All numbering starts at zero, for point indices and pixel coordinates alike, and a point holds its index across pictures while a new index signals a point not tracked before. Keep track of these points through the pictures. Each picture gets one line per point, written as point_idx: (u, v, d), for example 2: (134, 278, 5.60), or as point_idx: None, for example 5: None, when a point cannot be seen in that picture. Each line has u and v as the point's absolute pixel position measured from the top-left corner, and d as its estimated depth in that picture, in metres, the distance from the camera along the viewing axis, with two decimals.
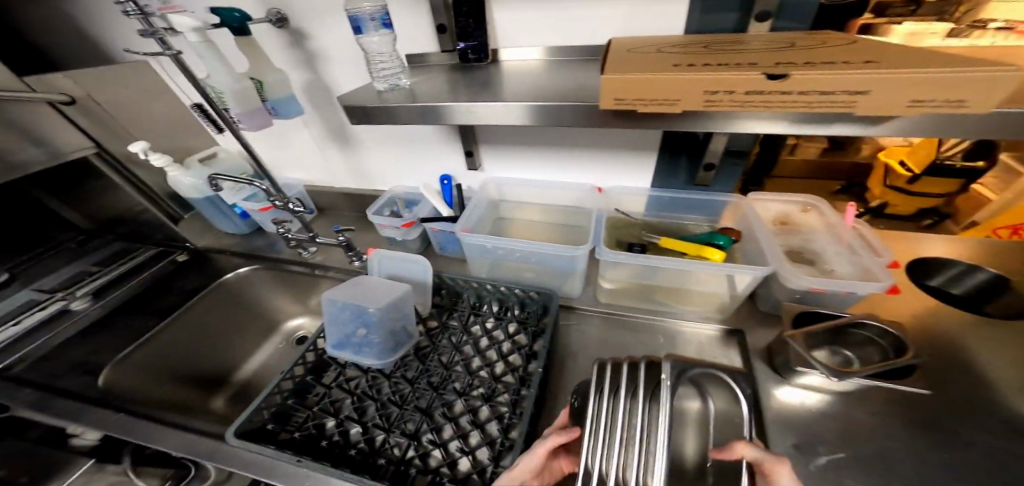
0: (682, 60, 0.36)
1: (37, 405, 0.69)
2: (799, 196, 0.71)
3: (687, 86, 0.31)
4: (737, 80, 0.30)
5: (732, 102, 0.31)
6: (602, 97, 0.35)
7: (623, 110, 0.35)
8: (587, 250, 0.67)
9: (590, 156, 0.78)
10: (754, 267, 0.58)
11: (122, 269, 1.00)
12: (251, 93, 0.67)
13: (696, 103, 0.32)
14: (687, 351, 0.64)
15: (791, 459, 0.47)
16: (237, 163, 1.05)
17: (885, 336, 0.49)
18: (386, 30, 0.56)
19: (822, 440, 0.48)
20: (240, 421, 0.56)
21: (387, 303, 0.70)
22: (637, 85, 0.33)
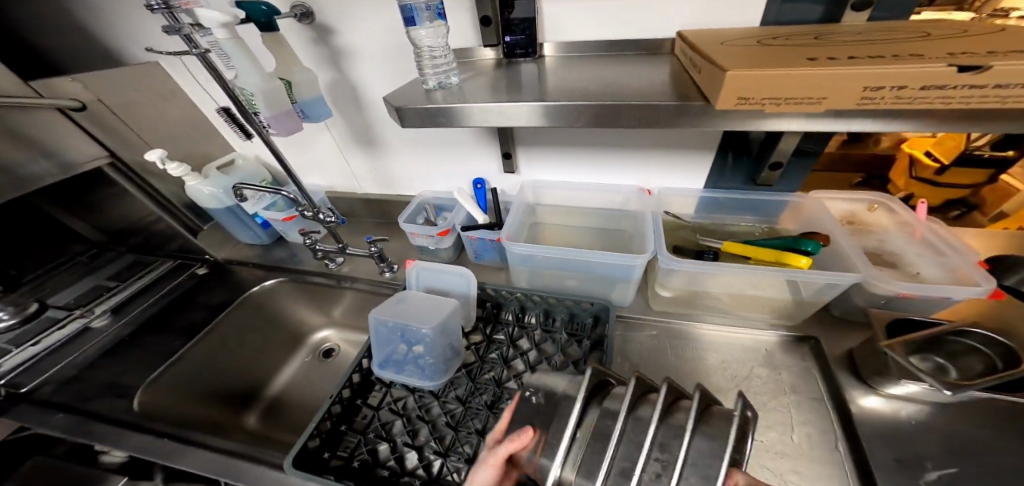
0: (813, 52, 0.32)
1: (73, 430, 0.66)
2: (866, 194, 0.67)
3: (844, 83, 0.27)
4: (915, 73, 0.26)
5: (899, 99, 0.27)
6: (718, 99, 0.31)
7: (744, 110, 0.31)
8: (646, 258, 0.63)
9: (637, 156, 0.74)
10: (842, 275, 0.54)
11: (141, 283, 0.97)
12: (281, 93, 0.58)
13: (846, 102, 0.28)
14: (755, 361, 0.61)
15: (898, 478, 0.44)
16: (255, 170, 0.99)
17: (992, 345, 0.46)
18: (440, 21, 0.53)
19: (928, 455, 0.46)
20: (295, 449, 0.53)
21: (438, 321, 0.66)
22: (774, 81, 0.28)
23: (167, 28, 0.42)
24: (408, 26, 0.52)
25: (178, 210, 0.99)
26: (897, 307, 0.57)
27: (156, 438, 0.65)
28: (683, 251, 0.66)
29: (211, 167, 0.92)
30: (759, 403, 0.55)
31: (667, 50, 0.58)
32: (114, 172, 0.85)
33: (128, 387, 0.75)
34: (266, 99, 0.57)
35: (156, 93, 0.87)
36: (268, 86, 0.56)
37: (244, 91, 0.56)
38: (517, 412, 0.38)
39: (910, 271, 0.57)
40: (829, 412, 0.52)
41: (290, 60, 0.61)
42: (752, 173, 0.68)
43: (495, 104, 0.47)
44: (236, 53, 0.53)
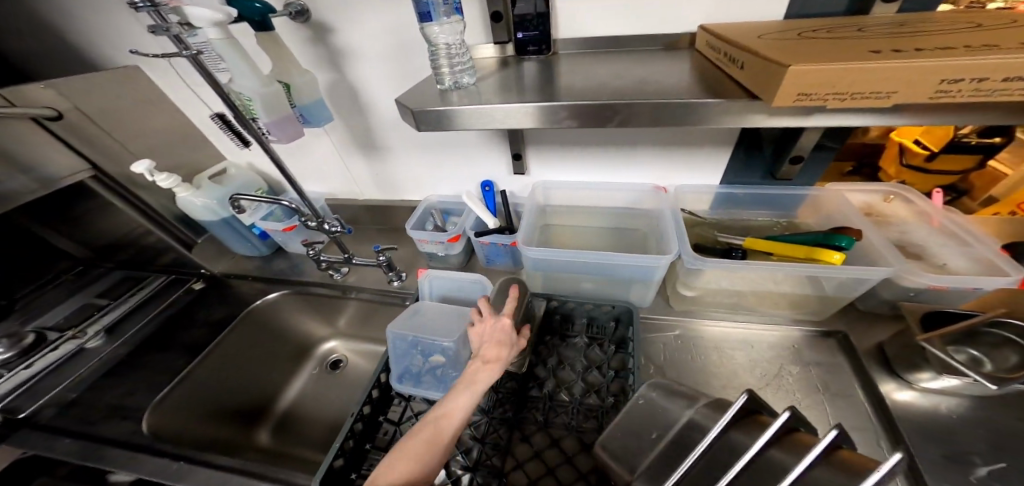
0: (871, 44, 0.30)
1: (89, 456, 0.64)
2: (882, 184, 0.67)
3: (917, 76, 0.26)
4: (998, 64, 0.25)
5: (977, 92, 0.26)
6: (773, 96, 0.29)
7: (802, 106, 0.30)
8: (670, 259, 0.61)
9: (650, 153, 0.73)
10: (876, 270, 0.53)
11: (135, 300, 0.93)
12: (281, 97, 0.52)
13: (917, 97, 0.27)
14: (785, 359, 0.61)
15: (945, 473, 0.46)
16: (250, 178, 0.94)
17: None
18: (457, 16, 0.50)
19: (975, 451, 0.47)
20: (322, 469, 0.51)
21: (460, 334, 0.64)
22: (840, 75, 0.27)
23: (152, 29, 0.36)
24: (423, 22, 0.48)
25: (168, 222, 0.94)
26: (923, 299, 0.57)
27: (171, 462, 0.63)
28: (708, 249, 0.64)
29: (203, 176, 0.87)
30: (793, 401, 0.56)
31: (685, 45, 0.57)
32: (97, 184, 0.80)
33: (136, 409, 0.73)
34: (265, 105, 0.51)
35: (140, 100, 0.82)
36: (267, 90, 0.50)
37: (242, 97, 0.50)
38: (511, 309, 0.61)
39: (936, 262, 0.57)
40: (867, 408, 0.54)
41: (289, 62, 0.56)
42: (771, 168, 0.67)
43: (513, 105, 0.44)
44: (231, 54, 0.47)
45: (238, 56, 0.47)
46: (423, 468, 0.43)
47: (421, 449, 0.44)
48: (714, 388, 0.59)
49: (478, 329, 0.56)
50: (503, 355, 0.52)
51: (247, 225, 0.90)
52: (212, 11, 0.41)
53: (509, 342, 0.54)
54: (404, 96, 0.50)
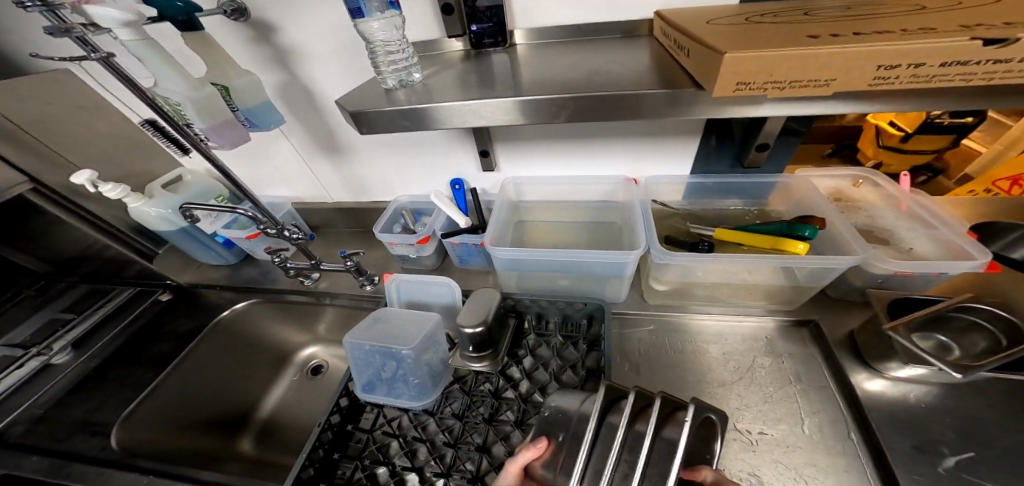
0: (812, 27, 0.29)
1: (56, 475, 0.62)
2: (852, 169, 0.67)
3: (854, 63, 0.25)
4: (934, 49, 0.24)
5: (915, 77, 0.25)
6: (713, 87, 0.28)
7: (744, 95, 0.29)
8: (639, 254, 0.60)
9: (622, 145, 0.71)
10: (839, 259, 0.52)
11: (101, 314, 0.89)
12: (216, 101, 0.51)
13: (856, 84, 0.27)
14: (758, 350, 0.61)
15: (914, 463, 0.46)
16: (208, 185, 0.90)
17: (995, 321, 0.48)
18: (393, 10, 0.47)
19: (943, 441, 0.47)
20: (290, 479, 0.50)
21: (419, 340, 0.60)
22: (777, 63, 0.26)
23: (48, 30, 0.34)
24: (356, 18, 0.44)
25: (125, 234, 0.90)
26: (890, 284, 0.57)
27: (143, 475, 0.62)
28: (677, 242, 0.62)
29: (156, 186, 0.83)
30: (765, 394, 0.56)
31: (644, 32, 0.55)
32: (36, 197, 0.75)
33: (105, 424, 0.70)
34: (196, 109, 0.49)
35: (78, 106, 0.77)
36: (198, 94, 0.48)
37: (169, 101, 0.48)
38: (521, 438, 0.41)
39: (903, 247, 0.56)
40: (837, 399, 0.54)
41: (226, 64, 0.52)
42: (739, 155, 0.67)
43: (466, 102, 0.42)
44: (152, 59, 0.45)
45: (162, 61, 0.46)
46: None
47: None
48: (689, 384, 0.58)
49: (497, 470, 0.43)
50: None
51: (210, 234, 0.87)
52: (121, 10, 0.39)
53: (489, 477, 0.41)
54: (345, 96, 0.48)
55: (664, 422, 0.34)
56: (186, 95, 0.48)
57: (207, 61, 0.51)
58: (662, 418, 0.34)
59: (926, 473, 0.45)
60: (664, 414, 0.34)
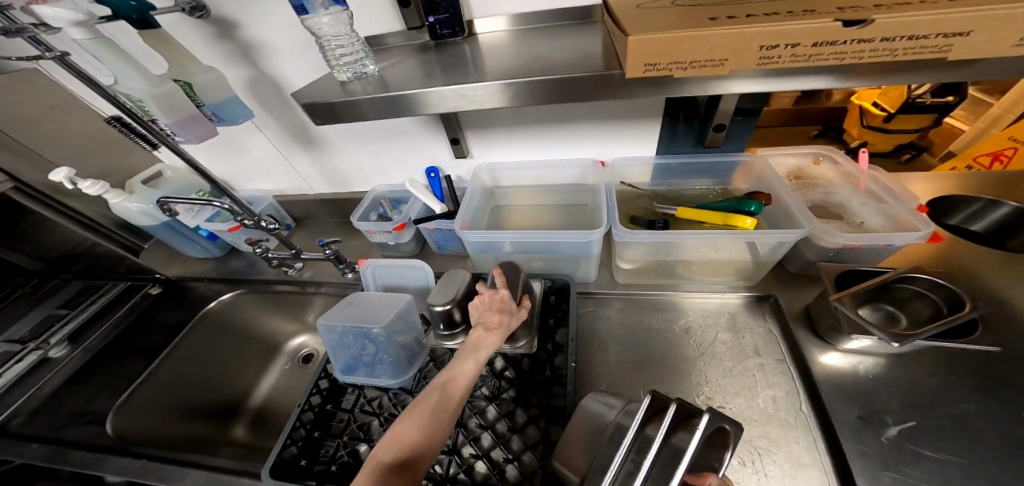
0: (720, 10, 0.32)
1: (54, 460, 0.65)
2: (810, 148, 0.69)
3: (739, 45, 0.29)
4: (805, 30, 0.28)
5: (795, 56, 0.30)
6: (627, 68, 0.33)
7: (654, 75, 0.33)
8: (602, 233, 0.62)
9: (590, 130, 0.73)
10: (786, 233, 0.54)
11: (94, 308, 0.91)
12: (178, 96, 0.52)
13: (746, 62, 0.31)
14: (720, 325, 0.63)
15: (859, 434, 0.46)
16: (188, 181, 0.92)
17: (936, 289, 0.49)
18: (338, 6, 0.48)
19: (888, 411, 0.47)
20: (271, 457, 0.52)
21: (389, 319, 0.62)
22: (672, 46, 0.30)
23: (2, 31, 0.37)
24: (302, 15, 0.47)
25: (110, 230, 0.93)
26: (844, 257, 0.59)
27: (136, 460, 0.64)
28: (637, 222, 0.65)
29: (135, 181, 0.84)
30: (725, 368, 0.57)
31: (599, 18, 0.57)
32: (19, 196, 0.76)
33: (100, 413, 0.73)
34: (159, 105, 0.51)
35: (48, 105, 0.78)
36: (157, 90, 0.50)
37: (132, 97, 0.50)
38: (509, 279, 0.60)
39: (855, 220, 0.58)
40: (792, 372, 0.55)
41: (187, 62, 0.54)
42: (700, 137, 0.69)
43: (416, 90, 0.45)
44: (111, 59, 0.47)
45: (118, 58, 0.47)
46: (434, 431, 0.42)
47: (433, 411, 0.43)
48: (655, 360, 0.60)
49: (476, 300, 0.55)
50: (504, 325, 0.53)
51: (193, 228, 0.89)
52: (70, 10, 0.40)
53: (509, 310, 0.55)
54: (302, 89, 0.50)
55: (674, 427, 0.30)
56: (146, 92, 0.49)
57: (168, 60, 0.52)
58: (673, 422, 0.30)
59: (869, 442, 0.45)
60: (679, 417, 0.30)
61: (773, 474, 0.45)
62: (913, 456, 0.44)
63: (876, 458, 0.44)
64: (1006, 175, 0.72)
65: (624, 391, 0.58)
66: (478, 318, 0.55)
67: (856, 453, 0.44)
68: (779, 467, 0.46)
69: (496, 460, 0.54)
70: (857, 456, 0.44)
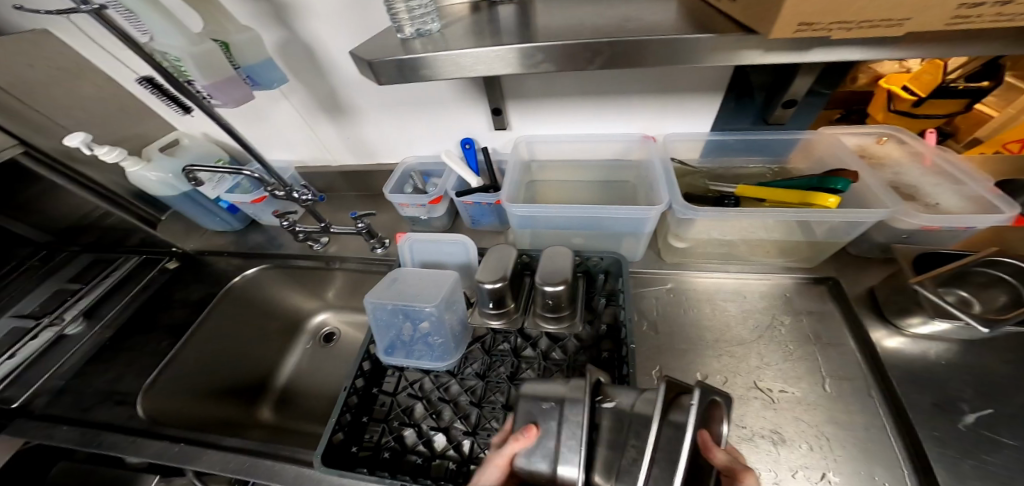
0: None
1: (89, 443, 0.62)
2: (876, 126, 0.66)
3: (933, 5, 0.28)
4: None
5: (1000, 12, 0.28)
6: (774, 28, 0.32)
7: (808, 35, 0.33)
8: (661, 210, 0.59)
9: (640, 103, 0.69)
10: (872, 213, 0.51)
11: (109, 283, 0.87)
12: (217, 56, 0.49)
13: (934, 20, 0.29)
14: (776, 308, 0.61)
15: (935, 422, 0.46)
16: (207, 149, 0.88)
17: (1020, 276, 0.47)
18: None
19: (964, 399, 0.47)
20: (321, 446, 0.49)
21: (441, 297, 0.60)
22: (847, 7, 0.29)
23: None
24: None
25: (126, 201, 0.88)
26: (915, 239, 0.57)
27: (173, 444, 0.60)
28: (699, 198, 0.62)
29: (153, 149, 0.80)
30: (785, 353, 0.56)
31: None
32: (31, 162, 0.72)
33: (129, 393, 0.69)
34: (197, 63, 0.48)
35: (61, 69, 0.73)
36: (199, 48, 0.47)
37: (169, 57, 0.48)
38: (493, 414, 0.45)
39: (929, 202, 0.56)
40: (858, 359, 0.54)
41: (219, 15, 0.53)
42: (763, 113, 0.65)
43: (493, 48, 0.40)
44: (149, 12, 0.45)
45: (156, 14, 0.45)
46: None
47: None
48: (707, 342, 0.59)
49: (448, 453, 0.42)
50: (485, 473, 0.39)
51: (213, 200, 0.84)
52: None
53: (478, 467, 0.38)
54: (361, 48, 0.46)
55: (668, 406, 0.28)
56: (184, 49, 0.46)
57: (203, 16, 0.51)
58: (667, 401, 0.28)
59: (948, 430, 0.45)
60: (669, 397, 0.28)
61: (846, 460, 0.45)
62: (992, 444, 0.44)
63: (954, 446, 0.44)
64: None
65: (681, 371, 0.56)
66: (544, 280, 0.55)
67: (931, 439, 0.44)
68: (851, 454, 0.45)
69: None
70: (935, 444, 0.44)
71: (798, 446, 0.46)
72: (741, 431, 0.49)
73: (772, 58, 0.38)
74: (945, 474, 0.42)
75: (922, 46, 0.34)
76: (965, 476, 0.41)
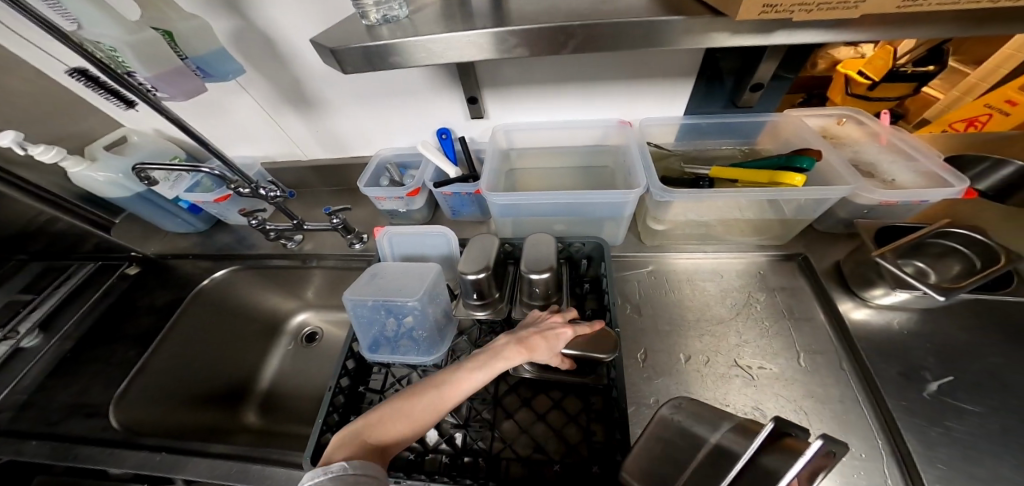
0: None
1: (60, 457, 0.58)
2: (835, 108, 0.69)
3: None
4: None
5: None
6: (741, 9, 0.33)
7: (769, 16, 0.34)
8: (639, 193, 0.59)
9: (614, 89, 0.69)
10: (834, 190, 0.53)
11: (64, 293, 0.80)
12: (161, 45, 0.47)
13: (885, 5, 0.31)
14: (752, 286, 0.64)
15: (903, 390, 0.50)
16: (160, 147, 0.82)
17: (968, 245, 0.52)
18: None
19: (927, 368, 0.52)
20: (310, 447, 0.48)
21: (424, 290, 0.58)
22: None
23: None
24: None
25: (70, 203, 0.82)
26: (876, 214, 0.61)
27: (153, 453, 0.57)
28: (676, 181, 0.63)
29: (97, 146, 0.74)
30: (761, 329, 0.59)
31: None
32: None
33: (99, 405, 0.65)
34: (136, 54, 0.45)
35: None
36: (138, 37, 0.44)
37: (102, 46, 0.44)
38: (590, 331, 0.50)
39: (886, 178, 0.60)
40: (828, 331, 0.57)
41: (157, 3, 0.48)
42: (732, 96, 0.66)
43: (466, 33, 0.39)
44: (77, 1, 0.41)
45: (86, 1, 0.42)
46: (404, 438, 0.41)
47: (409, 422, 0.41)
48: (690, 322, 0.61)
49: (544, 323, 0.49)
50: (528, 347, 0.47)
51: (172, 200, 0.79)
52: None
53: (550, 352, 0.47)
54: (322, 36, 0.44)
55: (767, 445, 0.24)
56: (121, 39, 0.43)
57: (141, 3, 0.47)
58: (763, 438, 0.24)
59: (914, 399, 0.49)
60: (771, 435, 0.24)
61: (823, 430, 0.48)
62: (953, 409, 0.48)
63: (921, 414, 0.48)
64: (1005, 136, 0.77)
65: (666, 350, 0.58)
66: (529, 268, 0.55)
67: (900, 409, 0.48)
68: (827, 424, 0.49)
69: (536, 437, 0.53)
70: (904, 413, 0.48)
71: None
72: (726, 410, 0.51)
73: (739, 40, 0.38)
74: (913, 440, 0.46)
75: (876, 29, 0.36)
76: (932, 442, 0.45)
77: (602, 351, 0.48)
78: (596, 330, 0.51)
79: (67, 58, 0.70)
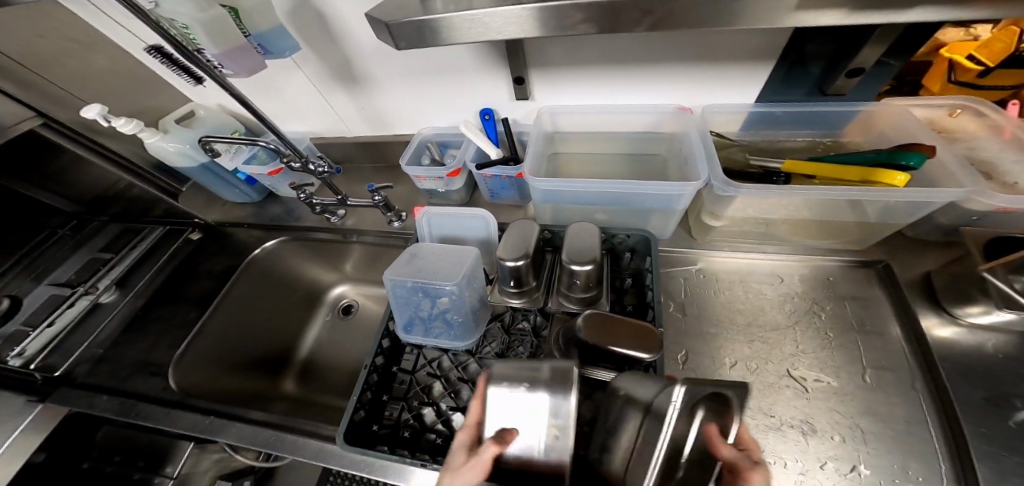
0: None
1: (126, 412, 0.64)
2: (943, 98, 0.60)
3: None
4: None
5: None
6: None
7: None
8: (698, 186, 0.54)
9: (675, 71, 0.63)
10: (951, 192, 0.45)
11: (137, 254, 0.88)
12: (226, 23, 0.47)
13: None
14: (817, 294, 0.58)
15: (982, 414, 0.43)
16: (222, 120, 0.87)
17: None
18: None
19: (1019, 394, 0.44)
20: (344, 424, 0.49)
21: (462, 275, 0.58)
22: None
23: None
24: None
25: (145, 172, 0.88)
26: (985, 221, 0.52)
27: (205, 415, 0.62)
28: (742, 175, 0.57)
29: (168, 120, 0.80)
30: (826, 342, 0.53)
31: None
32: (51, 133, 0.72)
33: (161, 365, 0.71)
34: (206, 31, 0.46)
35: (72, 40, 0.72)
36: (207, 15, 0.45)
37: (176, 23, 0.46)
38: (630, 333, 0.46)
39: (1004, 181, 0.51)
40: (906, 351, 0.50)
41: None
42: (820, 83, 0.58)
43: (525, 7, 0.35)
44: None
45: None
46: None
47: None
48: (739, 327, 0.56)
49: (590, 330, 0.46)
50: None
51: (231, 172, 0.84)
52: None
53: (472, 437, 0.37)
54: (376, 10, 0.42)
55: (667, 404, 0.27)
56: (193, 16, 0.44)
57: None
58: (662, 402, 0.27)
59: (995, 426, 0.42)
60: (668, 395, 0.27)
61: (875, 452, 0.43)
62: None
63: (1000, 442, 0.41)
64: None
65: (709, 355, 0.54)
66: (572, 258, 0.52)
67: (976, 435, 0.42)
68: (886, 446, 0.43)
69: None
70: (978, 438, 0.41)
71: (829, 437, 0.45)
72: (769, 420, 0.47)
73: (849, 20, 0.32)
74: (983, 466, 0.39)
75: None
76: (1005, 471, 0.39)
77: (648, 350, 0.44)
78: (635, 325, 0.47)
79: (143, 35, 0.74)
